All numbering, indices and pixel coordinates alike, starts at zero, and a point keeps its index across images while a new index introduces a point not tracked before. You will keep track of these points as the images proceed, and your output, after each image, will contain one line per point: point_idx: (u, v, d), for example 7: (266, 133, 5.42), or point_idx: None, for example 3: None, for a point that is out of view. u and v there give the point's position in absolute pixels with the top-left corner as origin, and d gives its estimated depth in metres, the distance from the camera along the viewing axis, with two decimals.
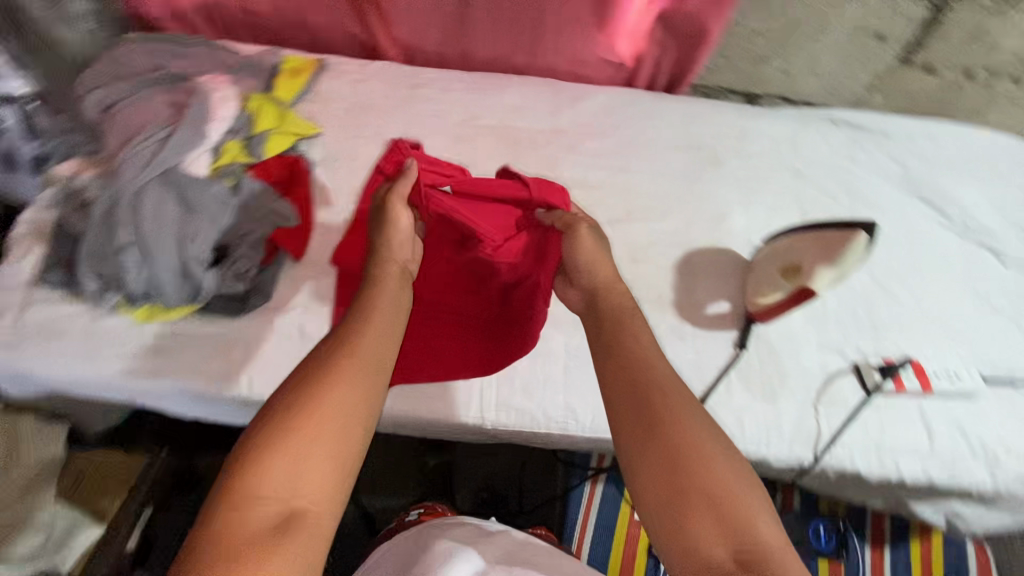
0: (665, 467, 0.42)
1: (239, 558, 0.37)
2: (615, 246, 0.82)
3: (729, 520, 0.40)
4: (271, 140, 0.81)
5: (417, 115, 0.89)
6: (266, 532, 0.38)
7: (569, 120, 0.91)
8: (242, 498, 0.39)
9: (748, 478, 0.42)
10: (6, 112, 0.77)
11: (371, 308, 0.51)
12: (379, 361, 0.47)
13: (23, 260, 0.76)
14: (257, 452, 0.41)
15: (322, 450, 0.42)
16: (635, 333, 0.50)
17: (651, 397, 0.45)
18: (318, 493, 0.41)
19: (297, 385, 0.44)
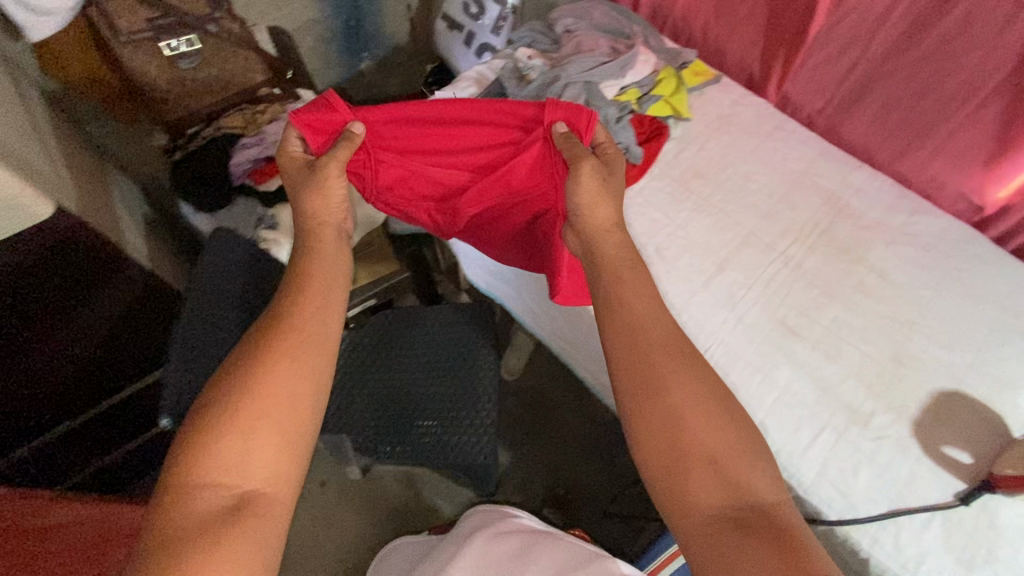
0: (670, 427, 0.51)
1: (194, 536, 0.45)
2: (883, 339, 0.84)
3: (726, 484, 0.49)
4: (656, 105, 0.98)
5: (771, 148, 1.01)
6: (224, 509, 0.47)
7: (900, 222, 0.94)
8: (192, 486, 0.48)
9: (749, 444, 0.51)
10: (492, 9, 1.25)
11: (303, 287, 0.61)
12: (314, 339, 0.58)
13: (462, 90, 1.05)
14: (198, 446, 0.50)
15: (265, 433, 0.52)
16: (631, 305, 0.58)
17: (655, 363, 0.55)
18: (267, 470, 0.51)
19: (227, 377, 0.53)
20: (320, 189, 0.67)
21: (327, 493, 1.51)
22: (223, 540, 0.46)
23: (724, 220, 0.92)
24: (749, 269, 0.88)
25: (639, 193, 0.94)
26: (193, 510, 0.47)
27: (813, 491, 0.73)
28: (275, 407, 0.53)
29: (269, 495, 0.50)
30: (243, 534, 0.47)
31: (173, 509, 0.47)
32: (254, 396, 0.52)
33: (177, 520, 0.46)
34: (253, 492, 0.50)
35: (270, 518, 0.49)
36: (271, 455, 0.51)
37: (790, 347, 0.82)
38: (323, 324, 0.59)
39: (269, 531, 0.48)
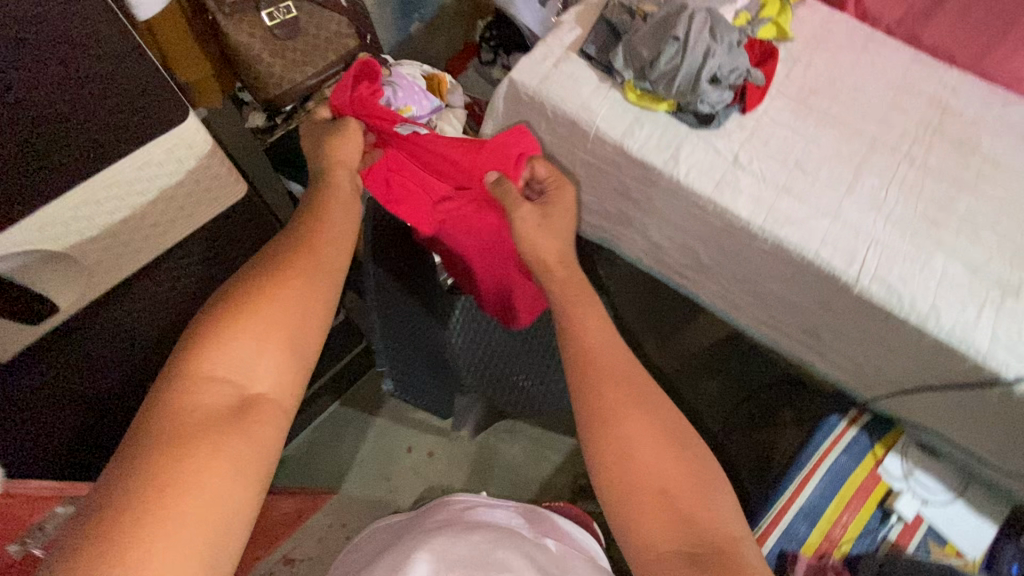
0: (621, 465, 0.56)
1: (197, 428, 0.48)
2: (1012, 218, 0.91)
3: (679, 518, 0.53)
4: (764, 28, 1.02)
5: (867, 58, 1.06)
6: (227, 406, 0.51)
7: (995, 114, 1.02)
8: (203, 378, 0.52)
9: (702, 475, 0.57)
10: None
11: (317, 216, 0.66)
12: (328, 261, 0.62)
13: (567, 33, 1.04)
14: (207, 340, 0.53)
15: (272, 342, 0.55)
16: (584, 334, 0.65)
17: (605, 397, 0.59)
18: (272, 375, 0.54)
19: (243, 283, 0.57)
20: (338, 140, 0.77)
21: (436, 463, 1.52)
22: (226, 434, 0.49)
23: (847, 129, 0.97)
24: (883, 171, 0.94)
25: (764, 114, 0.98)
26: (201, 400, 0.50)
27: (991, 356, 0.81)
28: (286, 319, 0.56)
29: (275, 402, 0.54)
30: (243, 435, 0.50)
31: (181, 397, 0.50)
32: (269, 307, 0.56)
33: (184, 408, 0.49)
34: (254, 397, 0.53)
35: (267, 424, 0.52)
36: (280, 363, 0.55)
37: (937, 236, 0.89)
38: (332, 255, 0.63)
39: (268, 434, 0.51)
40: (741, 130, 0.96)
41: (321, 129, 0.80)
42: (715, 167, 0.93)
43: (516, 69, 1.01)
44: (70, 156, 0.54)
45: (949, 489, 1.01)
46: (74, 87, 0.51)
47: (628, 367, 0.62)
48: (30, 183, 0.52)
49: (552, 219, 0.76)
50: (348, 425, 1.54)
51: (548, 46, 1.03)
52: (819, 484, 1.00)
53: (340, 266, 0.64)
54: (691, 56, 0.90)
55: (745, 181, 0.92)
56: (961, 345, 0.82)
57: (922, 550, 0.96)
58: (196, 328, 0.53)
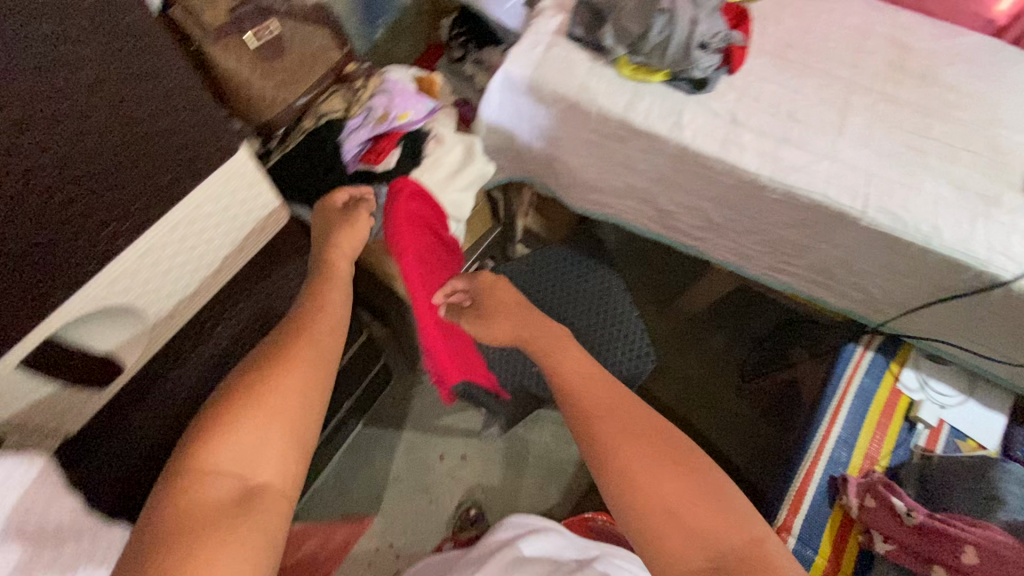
0: (631, 492, 0.59)
1: (208, 520, 0.50)
2: (981, 139, 1.01)
3: (692, 533, 0.56)
4: None
5: (828, 9, 1.13)
6: (235, 496, 0.53)
7: (946, 47, 1.12)
8: (209, 473, 0.53)
9: (698, 486, 0.59)
10: None
11: (306, 307, 0.70)
12: (321, 350, 0.65)
13: (552, 18, 1.06)
14: (216, 436, 0.55)
15: (277, 431, 0.57)
16: (560, 373, 0.72)
17: (596, 426, 0.65)
18: (274, 466, 0.56)
19: (248, 379, 0.60)
20: (346, 226, 0.78)
21: (471, 464, 1.51)
22: (231, 526, 0.50)
23: (825, 76, 1.04)
24: (865, 111, 1.01)
25: (749, 72, 1.03)
26: (206, 495, 0.52)
27: (991, 263, 0.89)
28: (287, 412, 0.59)
29: (276, 492, 0.55)
30: (254, 522, 0.51)
31: (187, 494, 0.52)
32: (271, 400, 0.59)
33: (190, 503, 0.51)
34: (260, 486, 0.55)
35: (272, 511, 0.54)
36: (283, 454, 0.57)
37: (923, 162, 0.97)
38: (326, 346, 0.66)
39: (272, 522, 0.53)
40: (732, 91, 1.01)
41: (333, 213, 0.81)
42: (716, 128, 0.98)
43: (508, 60, 1.02)
44: (113, 204, 0.50)
45: (959, 392, 1.11)
46: (128, 126, 0.48)
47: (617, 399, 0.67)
48: (79, 239, 0.49)
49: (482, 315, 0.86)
50: (377, 444, 1.52)
51: (536, 34, 1.04)
52: (852, 409, 1.07)
53: (331, 353, 0.66)
54: (681, 25, 0.94)
55: (748, 137, 0.97)
56: (965, 257, 0.89)
57: (951, 449, 1.04)
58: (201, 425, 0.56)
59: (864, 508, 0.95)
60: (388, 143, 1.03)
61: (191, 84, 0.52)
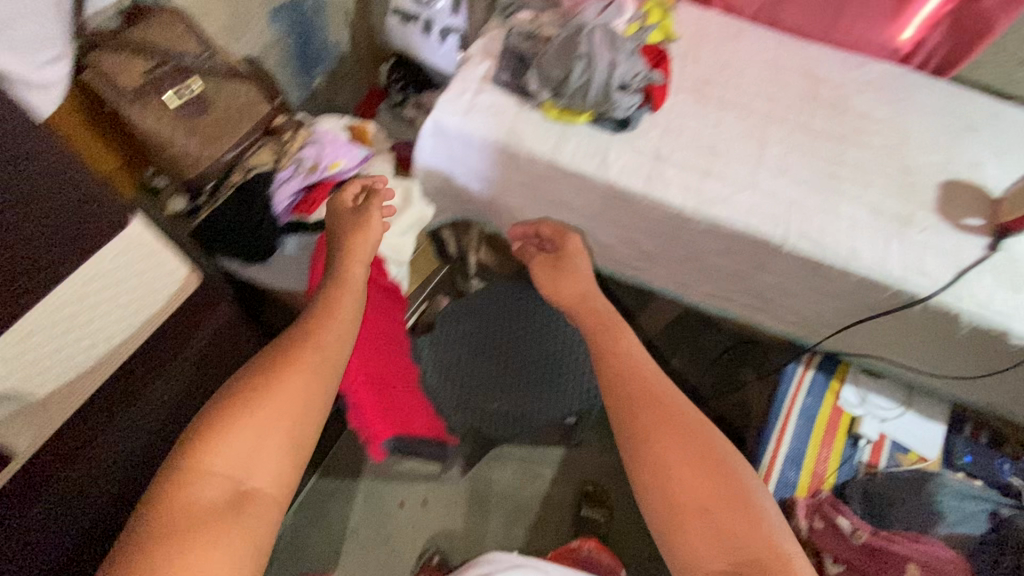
0: (665, 486, 0.58)
1: (198, 523, 0.50)
2: (892, 162, 1.06)
3: (722, 537, 0.55)
4: (653, 33, 1.12)
5: (742, 46, 1.19)
6: (226, 501, 0.52)
7: (856, 76, 1.18)
8: (203, 474, 0.53)
9: (731, 492, 0.58)
10: None
11: (319, 306, 0.67)
12: (329, 352, 0.62)
13: (479, 65, 1.09)
14: (212, 436, 0.54)
15: (274, 435, 0.55)
16: (618, 351, 0.70)
17: (640, 416, 0.62)
18: (267, 470, 0.54)
19: (252, 378, 0.58)
20: (361, 228, 0.79)
21: (433, 509, 1.48)
22: (218, 532, 0.50)
23: (742, 109, 1.09)
24: (781, 141, 1.05)
25: (671, 110, 1.07)
26: (198, 497, 0.51)
27: (906, 282, 0.93)
28: (282, 414, 0.56)
29: (268, 497, 0.54)
30: (239, 530, 0.51)
31: (179, 494, 0.51)
32: (267, 401, 0.56)
33: (182, 505, 0.51)
34: (251, 492, 0.53)
35: (260, 518, 0.53)
36: (280, 458, 0.55)
37: (839, 188, 1.01)
38: (331, 345, 0.63)
39: (260, 530, 0.52)
40: (655, 128, 1.05)
41: (349, 220, 0.83)
42: (640, 165, 1.01)
43: (437, 107, 1.04)
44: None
45: (898, 405, 1.13)
46: None
47: (666, 391, 0.64)
48: None
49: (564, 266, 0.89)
50: (334, 494, 1.48)
51: (464, 81, 1.07)
52: (797, 429, 1.08)
53: (340, 354, 0.63)
54: (599, 70, 0.98)
55: (671, 171, 1.00)
56: (882, 278, 0.93)
57: (892, 462, 1.06)
58: (198, 424, 0.55)
59: (813, 529, 0.95)
60: (321, 191, 1.02)
61: (85, 180, 0.56)
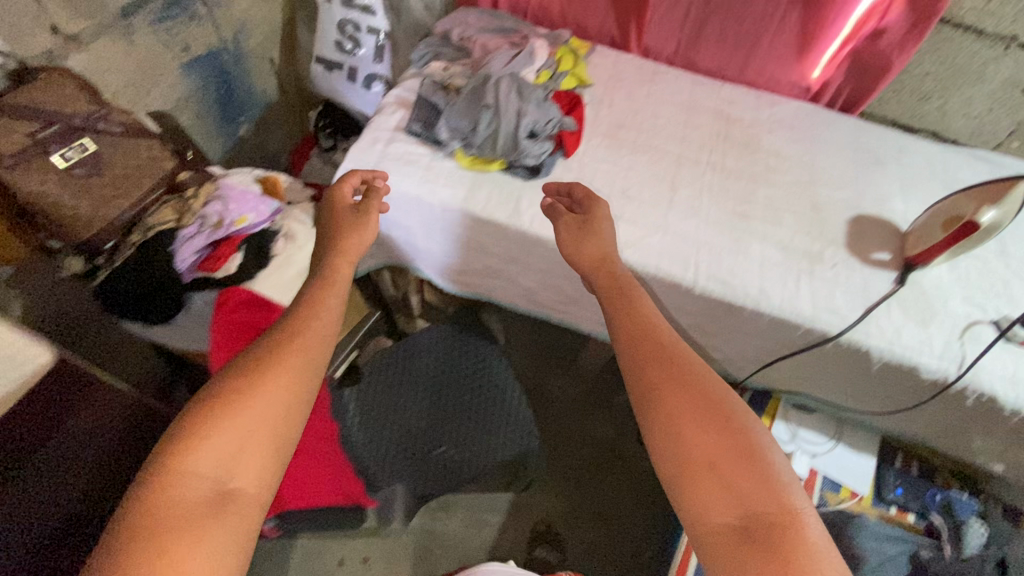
0: (672, 442, 0.54)
1: (177, 523, 0.45)
2: (803, 199, 1.07)
3: (732, 493, 0.51)
4: (566, 79, 1.14)
5: (657, 89, 1.21)
6: (207, 499, 0.47)
7: (768, 114, 1.21)
8: (182, 473, 0.48)
9: (745, 447, 0.54)
10: (370, 39, 1.31)
11: (308, 296, 0.65)
12: (316, 342, 0.59)
13: (392, 115, 1.09)
14: (194, 431, 0.50)
15: (258, 430, 0.51)
16: (640, 313, 0.66)
17: (648, 378, 0.59)
18: (250, 465, 0.50)
19: (235, 371, 0.54)
20: (356, 225, 0.78)
21: (373, 567, 1.40)
22: (202, 530, 0.45)
23: (655, 152, 1.10)
24: (693, 182, 1.06)
25: (584, 154, 1.08)
26: (179, 495, 0.47)
27: (816, 320, 0.93)
28: (268, 404, 0.52)
29: (252, 495, 0.49)
30: (222, 529, 0.46)
31: (159, 492, 0.46)
32: (257, 394, 0.52)
33: (162, 505, 0.46)
34: (233, 490, 0.48)
35: (246, 518, 0.48)
36: (263, 455, 0.51)
37: (749, 228, 1.02)
38: (315, 331, 0.60)
39: (246, 530, 0.47)
40: (568, 173, 1.05)
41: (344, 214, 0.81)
42: None
43: (347, 158, 1.03)
44: None
45: (828, 439, 1.12)
46: None
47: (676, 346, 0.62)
48: None
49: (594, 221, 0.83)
50: (268, 557, 1.40)
51: (376, 131, 1.06)
52: None
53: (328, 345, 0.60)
54: (506, 120, 0.99)
55: None
56: (792, 316, 0.93)
57: (822, 501, 1.05)
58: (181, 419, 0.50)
59: None
60: (228, 249, 0.99)
61: None
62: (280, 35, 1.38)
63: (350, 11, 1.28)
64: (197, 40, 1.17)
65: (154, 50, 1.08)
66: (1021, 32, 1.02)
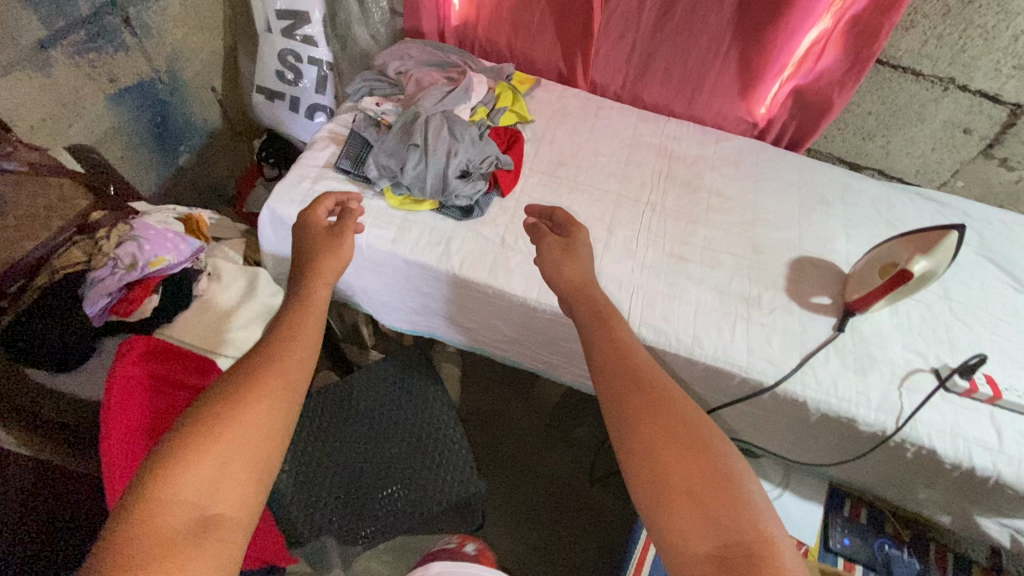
0: (651, 466, 0.54)
1: (157, 554, 0.40)
2: (743, 240, 1.05)
3: (712, 518, 0.50)
4: (504, 115, 1.12)
5: (601, 125, 1.20)
6: (190, 526, 0.42)
7: (712, 151, 1.20)
8: (163, 498, 0.43)
9: (720, 474, 0.53)
10: (313, 71, 1.29)
11: (291, 314, 0.63)
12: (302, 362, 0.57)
13: (323, 151, 1.05)
14: (179, 451, 0.45)
15: (246, 451, 0.48)
16: (624, 337, 0.66)
17: (630, 403, 0.59)
18: (234, 492, 0.46)
19: (220, 389, 0.51)
20: (337, 241, 0.77)
21: None
22: (185, 560, 0.41)
23: (596, 191, 1.08)
24: (631, 222, 1.05)
25: (520, 193, 1.05)
26: (160, 522, 0.42)
27: (751, 369, 0.90)
28: (259, 428, 0.49)
29: (235, 522, 0.45)
30: (207, 558, 0.42)
31: (139, 518, 0.42)
32: (245, 413, 0.49)
33: (141, 534, 0.41)
34: (217, 516, 0.44)
35: (230, 547, 0.43)
36: (251, 478, 0.47)
37: (686, 270, 0.99)
38: (305, 355, 0.58)
39: (229, 561, 0.43)
40: (503, 213, 1.03)
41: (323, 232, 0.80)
42: (485, 252, 0.97)
43: (272, 196, 0.99)
44: None
45: (775, 484, 1.07)
46: None
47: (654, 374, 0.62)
48: None
49: (574, 243, 0.82)
50: None
51: (304, 167, 1.03)
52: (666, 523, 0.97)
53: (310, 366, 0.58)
54: (435, 161, 0.96)
55: (515, 259, 0.97)
56: (725, 365, 0.90)
57: None
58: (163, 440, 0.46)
59: None
60: (144, 291, 0.96)
61: None
62: (224, 63, 1.35)
63: (292, 41, 1.26)
64: (127, 70, 1.13)
65: (77, 82, 1.04)
66: (956, 74, 1.02)
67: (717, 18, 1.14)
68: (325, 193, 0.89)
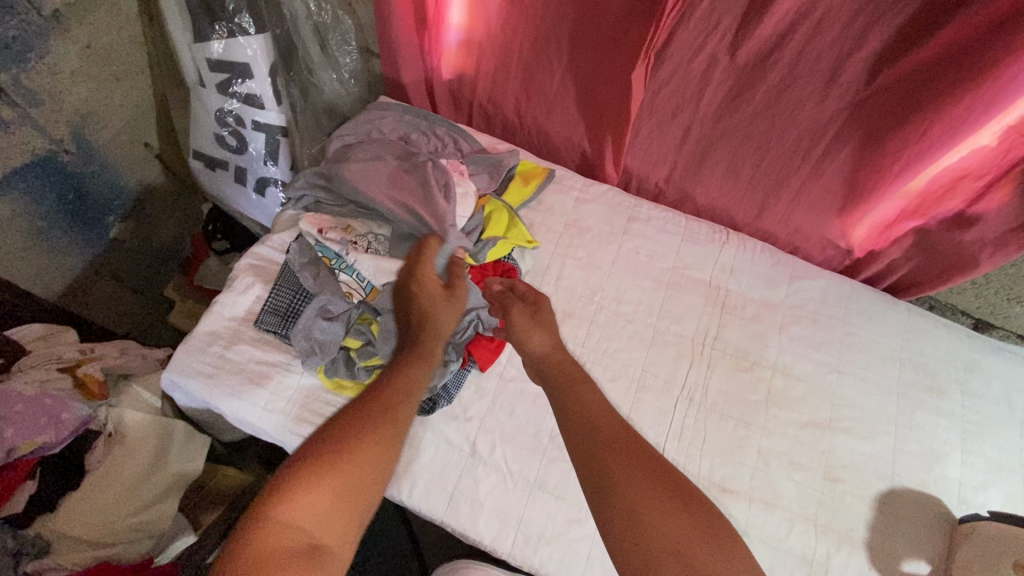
0: (637, 528, 0.44)
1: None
2: (811, 458, 0.76)
3: None
4: (495, 248, 0.81)
5: (631, 252, 0.88)
6: (299, 554, 0.40)
7: (784, 297, 0.86)
8: (275, 521, 0.41)
9: (706, 529, 0.45)
10: (260, 137, 0.99)
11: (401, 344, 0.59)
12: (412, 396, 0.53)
13: (245, 294, 0.79)
14: (299, 478, 0.43)
15: (358, 485, 0.44)
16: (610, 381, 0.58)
17: (610, 446, 0.49)
18: (341, 523, 0.43)
19: (339, 417, 0.48)
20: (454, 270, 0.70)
21: None
22: None
23: (612, 365, 0.80)
24: (655, 423, 0.76)
25: (506, 368, 0.77)
26: (275, 545, 0.40)
27: None
28: (373, 465, 0.46)
29: (340, 554, 0.42)
30: None
31: (257, 538, 0.40)
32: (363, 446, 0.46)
33: (258, 554, 0.39)
34: (324, 545, 0.41)
35: None
36: (358, 512, 0.44)
37: (726, 509, 0.72)
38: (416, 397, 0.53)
39: None
40: (480, 401, 0.75)
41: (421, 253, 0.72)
42: (448, 472, 0.72)
43: (171, 364, 0.74)
44: None
45: None
46: None
47: (625, 429, 0.51)
48: None
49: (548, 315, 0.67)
50: None
51: (216, 322, 0.77)
52: None
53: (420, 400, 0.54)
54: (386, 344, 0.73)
55: (486, 484, 0.71)
56: None
57: None
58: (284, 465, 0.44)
59: None
60: (18, 477, 0.74)
61: None
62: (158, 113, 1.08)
63: (230, 101, 0.95)
64: (9, 150, 0.85)
65: None
66: None
67: (818, 109, 0.77)
68: (428, 238, 0.72)
